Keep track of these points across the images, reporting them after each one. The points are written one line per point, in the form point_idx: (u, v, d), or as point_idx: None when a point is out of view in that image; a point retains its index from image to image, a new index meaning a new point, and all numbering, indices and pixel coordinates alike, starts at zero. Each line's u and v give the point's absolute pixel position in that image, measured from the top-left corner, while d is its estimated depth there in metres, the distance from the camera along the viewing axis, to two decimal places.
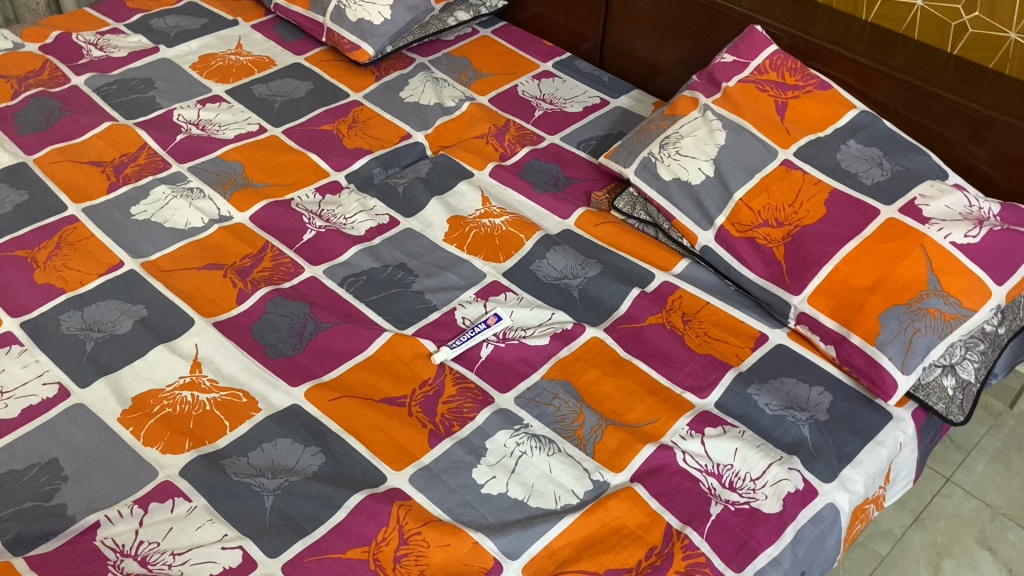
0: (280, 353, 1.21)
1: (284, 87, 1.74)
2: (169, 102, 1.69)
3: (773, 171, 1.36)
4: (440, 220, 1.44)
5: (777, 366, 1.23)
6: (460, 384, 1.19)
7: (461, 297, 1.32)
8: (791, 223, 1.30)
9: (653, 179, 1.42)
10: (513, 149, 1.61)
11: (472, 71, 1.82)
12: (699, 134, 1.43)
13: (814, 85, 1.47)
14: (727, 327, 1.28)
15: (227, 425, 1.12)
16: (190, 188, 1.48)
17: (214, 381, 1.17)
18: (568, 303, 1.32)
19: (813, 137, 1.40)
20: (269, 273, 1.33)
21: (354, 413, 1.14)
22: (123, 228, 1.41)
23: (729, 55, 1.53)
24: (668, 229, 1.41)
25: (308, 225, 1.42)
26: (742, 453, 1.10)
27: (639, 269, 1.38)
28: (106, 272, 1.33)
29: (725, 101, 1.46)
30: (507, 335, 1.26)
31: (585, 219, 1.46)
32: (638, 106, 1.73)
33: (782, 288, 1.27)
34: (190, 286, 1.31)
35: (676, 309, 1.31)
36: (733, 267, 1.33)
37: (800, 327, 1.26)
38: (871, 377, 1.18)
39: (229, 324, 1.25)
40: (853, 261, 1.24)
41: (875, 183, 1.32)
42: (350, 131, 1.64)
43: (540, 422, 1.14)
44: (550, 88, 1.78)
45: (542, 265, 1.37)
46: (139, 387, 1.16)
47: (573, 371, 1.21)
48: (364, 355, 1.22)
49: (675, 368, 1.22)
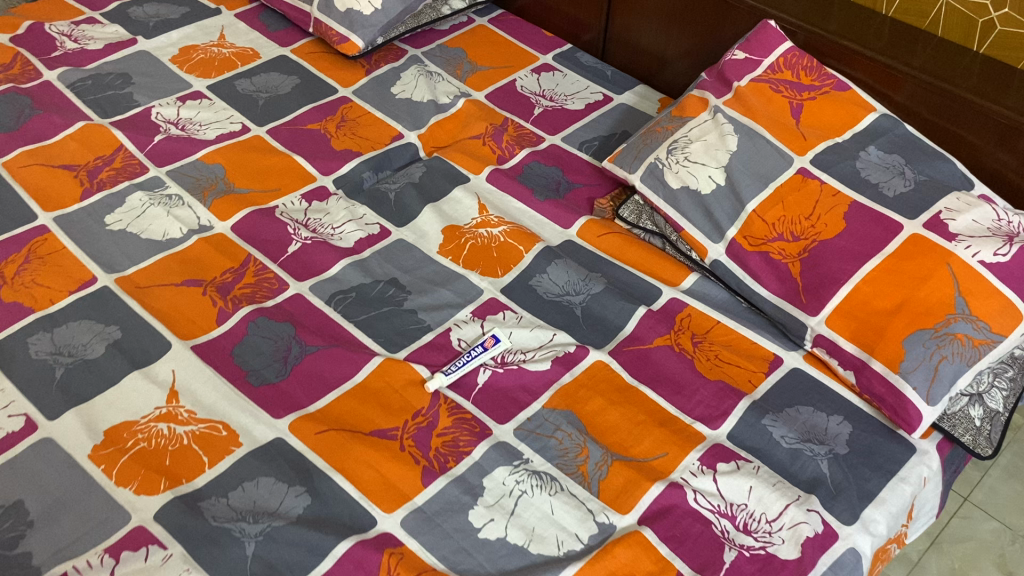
0: (263, 380, 1.14)
1: (269, 82, 1.65)
2: (146, 99, 1.60)
3: (789, 181, 1.28)
4: (434, 230, 1.36)
5: (793, 394, 1.15)
6: (455, 414, 1.11)
7: (456, 316, 1.24)
8: (808, 237, 1.22)
9: (660, 187, 1.33)
10: (512, 152, 1.52)
11: (468, 64, 1.73)
12: (709, 138, 1.34)
13: (831, 85, 1.38)
14: (739, 349, 1.21)
15: (205, 463, 1.04)
16: (168, 195, 1.40)
17: (192, 413, 1.09)
18: (571, 323, 1.24)
19: (830, 142, 1.32)
20: (251, 290, 1.25)
21: (342, 448, 1.06)
22: (96, 240, 1.32)
23: (740, 52, 1.44)
24: (676, 240, 1.33)
25: (294, 235, 1.34)
26: (757, 493, 1.03)
27: (645, 284, 1.30)
28: (78, 289, 1.24)
29: (737, 102, 1.38)
30: (505, 359, 1.18)
31: (587, 229, 1.38)
32: (643, 103, 1.64)
33: (798, 307, 1.20)
34: (167, 306, 1.22)
35: (684, 329, 1.23)
36: (745, 284, 1.25)
37: (817, 350, 1.19)
38: (894, 408, 1.10)
39: (208, 348, 1.17)
40: (875, 281, 1.16)
41: (898, 195, 1.23)
42: (338, 130, 1.55)
43: (541, 457, 1.07)
44: (550, 84, 1.69)
45: (542, 280, 1.29)
46: (112, 419, 1.08)
47: (576, 400, 1.13)
48: (352, 382, 1.14)
49: (684, 397, 1.14)
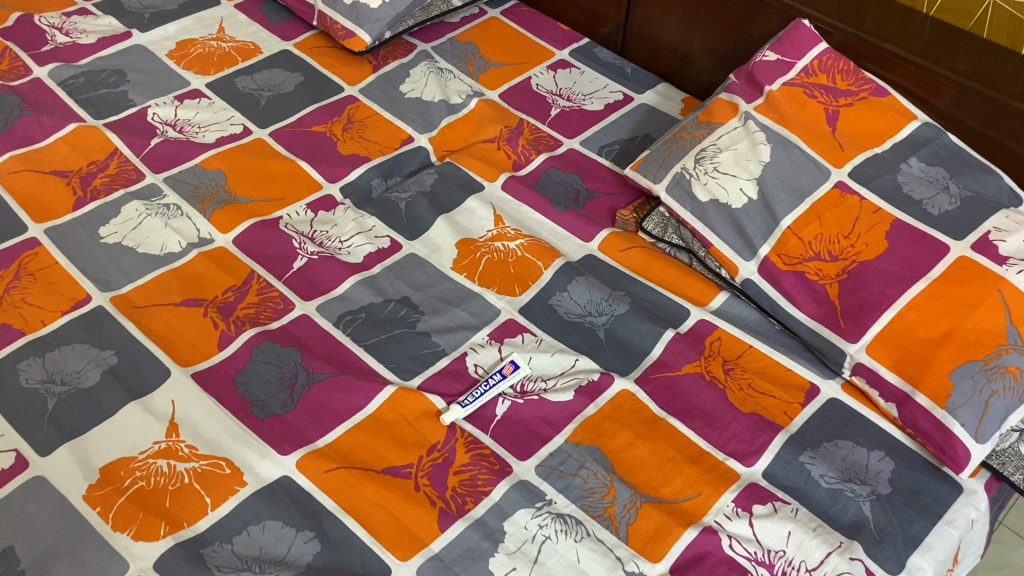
0: (268, 412, 1.07)
1: (272, 79, 1.57)
2: (142, 98, 1.52)
3: (826, 196, 1.20)
4: (447, 244, 1.29)
5: (830, 428, 1.09)
6: (473, 450, 1.05)
7: (473, 339, 1.17)
8: (847, 258, 1.15)
9: (688, 200, 1.26)
10: (529, 157, 1.44)
11: (480, 60, 1.65)
12: (740, 147, 1.26)
13: (869, 90, 1.31)
14: (773, 377, 1.14)
15: (208, 504, 0.98)
16: (165, 204, 1.32)
17: (193, 448, 1.03)
18: (594, 347, 1.17)
19: (869, 153, 1.24)
20: (254, 311, 1.18)
21: (353, 488, 1.00)
22: (90, 254, 1.25)
23: (772, 53, 1.36)
24: (704, 256, 1.26)
25: (299, 250, 1.27)
26: (796, 539, 0.96)
27: (672, 303, 1.23)
28: (70, 309, 1.17)
29: (770, 108, 1.30)
30: (525, 388, 1.11)
31: (609, 243, 1.30)
32: (666, 103, 1.56)
33: (836, 333, 1.12)
34: (166, 328, 1.15)
35: (715, 355, 1.16)
36: (779, 306, 1.18)
37: (856, 379, 1.12)
38: (940, 445, 1.04)
39: (209, 375, 1.10)
40: (919, 307, 1.09)
41: (943, 214, 1.16)
42: (345, 133, 1.47)
43: (565, 498, 1.00)
44: (567, 82, 1.60)
45: (563, 299, 1.22)
46: (108, 454, 1.02)
47: (601, 434, 1.07)
48: (363, 414, 1.07)
49: (716, 431, 1.07)
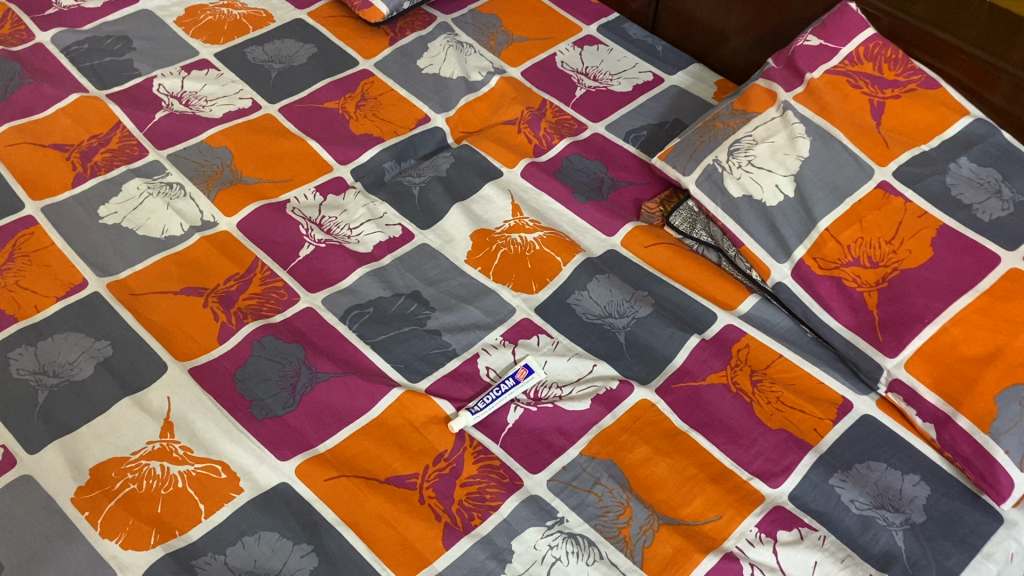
0: (268, 413, 1.01)
1: (283, 50, 1.49)
2: (148, 67, 1.45)
3: (868, 196, 1.13)
4: (462, 235, 1.22)
5: (863, 448, 1.02)
6: (482, 461, 0.99)
7: (485, 340, 1.11)
8: (888, 265, 1.08)
9: (719, 195, 1.18)
10: (550, 141, 1.36)
11: (502, 34, 1.56)
12: (778, 140, 1.18)
13: (918, 81, 1.22)
14: (803, 391, 1.07)
15: (202, 511, 0.93)
16: (168, 184, 1.26)
17: (188, 450, 0.98)
18: (613, 352, 1.10)
19: (915, 151, 1.16)
20: (257, 302, 1.12)
21: (354, 499, 0.94)
22: (88, 236, 1.19)
23: (814, 38, 1.27)
24: (734, 257, 1.18)
25: (306, 237, 1.20)
26: (823, 570, 0.90)
27: (698, 305, 1.16)
28: (65, 295, 1.12)
29: (810, 99, 1.21)
30: (539, 395, 1.05)
31: (633, 238, 1.23)
32: (698, 86, 1.48)
33: (872, 345, 1.05)
34: (164, 318, 1.10)
35: (742, 364, 1.09)
36: (813, 313, 1.11)
37: (892, 396, 1.05)
38: (980, 472, 0.96)
39: (207, 371, 1.05)
40: (964, 322, 1.01)
41: (994, 221, 1.08)
42: (358, 110, 1.40)
43: (578, 516, 0.95)
44: (593, 60, 1.52)
45: (582, 299, 1.15)
46: (99, 454, 0.97)
47: (618, 448, 1.01)
48: (367, 418, 1.02)
49: (741, 447, 1.01)
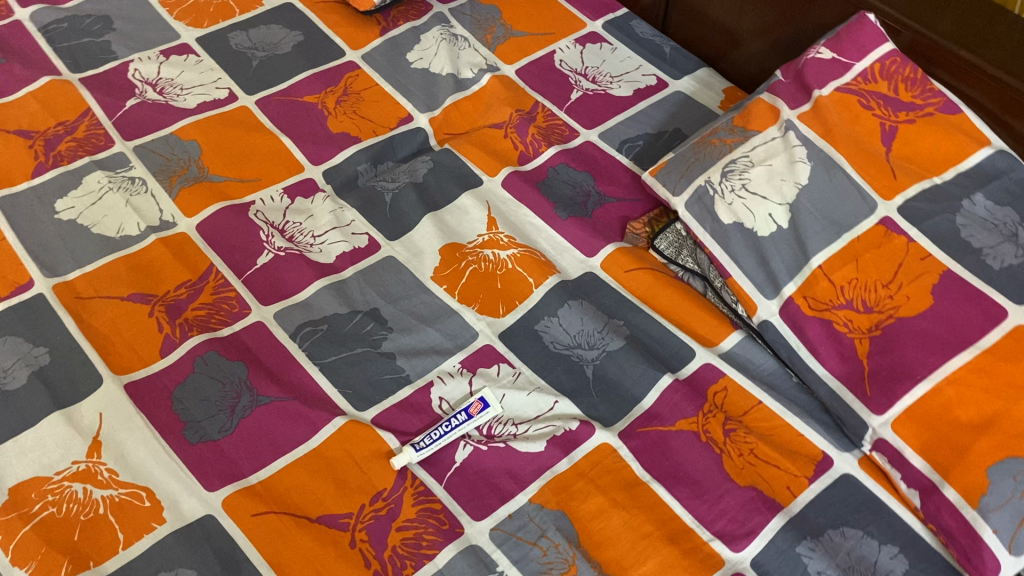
0: (202, 437, 0.96)
1: (268, 37, 1.43)
2: (125, 50, 1.39)
3: (867, 233, 1.03)
4: (431, 248, 1.15)
5: (840, 512, 0.93)
6: (422, 503, 0.92)
7: (442, 366, 1.04)
8: (883, 311, 0.98)
9: (709, 220, 1.09)
10: (537, 149, 1.28)
11: (500, 27, 1.48)
12: (776, 164, 1.08)
13: (936, 105, 1.11)
14: (780, 443, 0.99)
15: (119, 542, 0.87)
16: (131, 178, 1.20)
17: (114, 474, 0.92)
18: (578, 388, 1.03)
19: (925, 184, 1.05)
20: (206, 314, 1.06)
21: (280, 538, 0.88)
22: (41, 231, 1.14)
23: (827, 51, 1.17)
24: (720, 288, 1.10)
25: (266, 244, 1.14)
26: None
27: (675, 341, 1.07)
28: (9, 295, 1.06)
29: (815, 119, 1.11)
30: (492, 433, 0.98)
31: (614, 261, 1.15)
32: (704, 93, 1.38)
33: (859, 399, 0.96)
34: (107, 326, 1.04)
35: (717, 410, 1.01)
36: (799, 357, 1.02)
37: (876, 456, 0.96)
38: (965, 550, 0.87)
39: (145, 387, 0.99)
40: (961, 382, 0.91)
41: (1005, 269, 0.98)
42: (338, 106, 1.33)
43: (519, 572, 0.87)
44: (595, 60, 1.43)
45: (551, 326, 1.08)
46: (20, 472, 0.91)
47: (571, 497, 0.93)
48: (306, 448, 0.95)
49: (705, 504, 0.93)
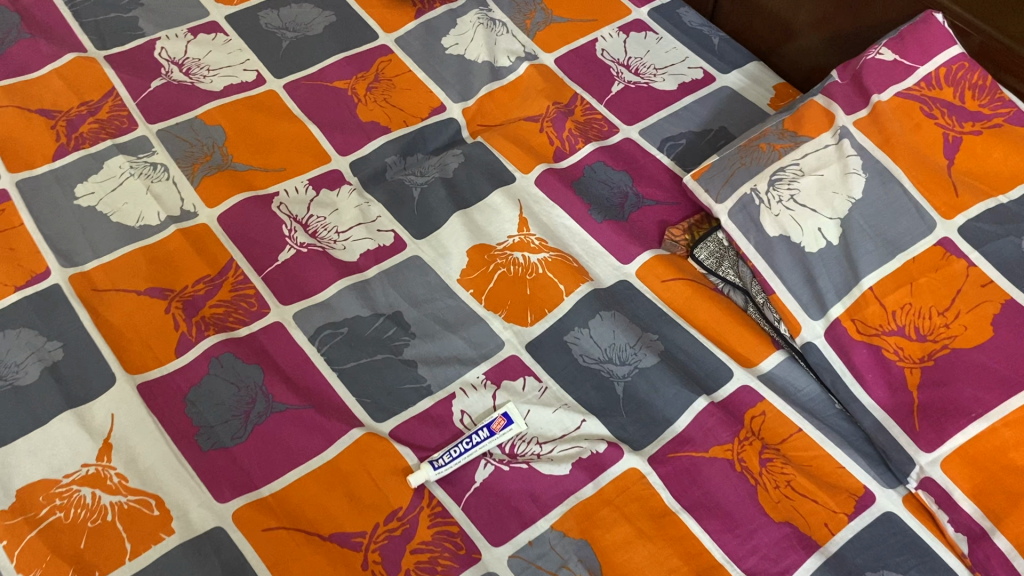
0: (215, 443, 0.92)
1: (299, 17, 1.38)
2: (153, 27, 1.35)
3: (924, 254, 0.96)
4: (458, 249, 1.10)
5: (880, 553, 0.87)
6: (438, 525, 0.88)
7: (465, 376, 0.99)
8: (937, 340, 0.91)
9: (753, 231, 1.02)
10: (574, 145, 1.23)
11: (541, 12, 1.41)
12: (828, 174, 1.01)
13: (1006, 116, 1.03)
14: (819, 475, 0.93)
15: (126, 551, 0.83)
16: (153, 164, 1.17)
17: (123, 479, 0.88)
18: (607, 406, 0.98)
19: (989, 204, 0.98)
20: (223, 312, 1.03)
21: (291, 556, 0.84)
22: (60, 217, 1.10)
23: (888, 52, 1.09)
24: (763, 304, 1.04)
25: (289, 239, 1.10)
26: None
27: (712, 359, 1.02)
28: (24, 285, 1.03)
29: (873, 126, 1.04)
30: (515, 452, 0.94)
31: (650, 269, 1.09)
32: (753, 89, 1.31)
33: (907, 434, 0.90)
34: (123, 321, 1.01)
35: (754, 437, 0.96)
36: (844, 383, 0.96)
37: (921, 495, 0.90)
38: None
39: (158, 388, 0.96)
40: (1020, 425, 0.84)
41: None
42: (368, 93, 1.28)
43: None
44: (638, 50, 1.36)
45: (581, 338, 1.03)
46: (29, 474, 0.88)
47: (595, 525, 0.88)
48: (320, 460, 0.92)
49: (736, 538, 0.88)
